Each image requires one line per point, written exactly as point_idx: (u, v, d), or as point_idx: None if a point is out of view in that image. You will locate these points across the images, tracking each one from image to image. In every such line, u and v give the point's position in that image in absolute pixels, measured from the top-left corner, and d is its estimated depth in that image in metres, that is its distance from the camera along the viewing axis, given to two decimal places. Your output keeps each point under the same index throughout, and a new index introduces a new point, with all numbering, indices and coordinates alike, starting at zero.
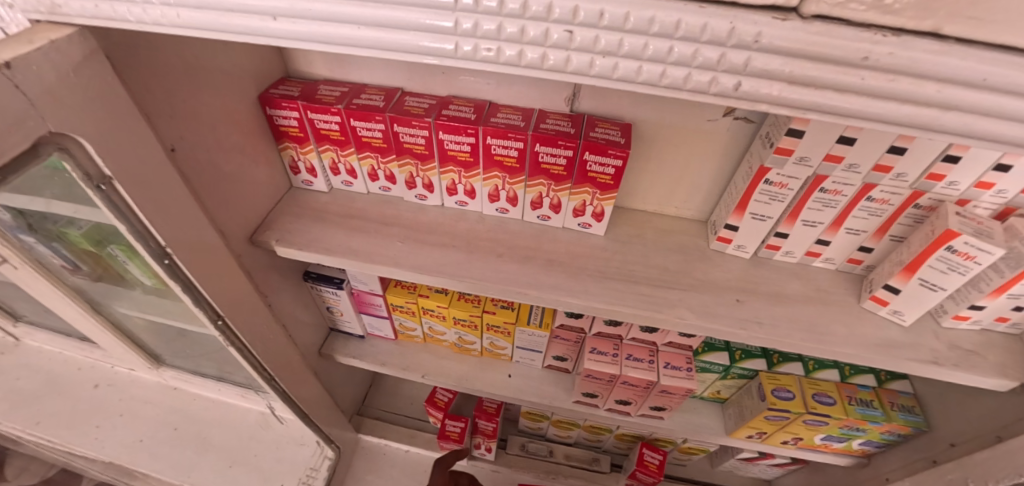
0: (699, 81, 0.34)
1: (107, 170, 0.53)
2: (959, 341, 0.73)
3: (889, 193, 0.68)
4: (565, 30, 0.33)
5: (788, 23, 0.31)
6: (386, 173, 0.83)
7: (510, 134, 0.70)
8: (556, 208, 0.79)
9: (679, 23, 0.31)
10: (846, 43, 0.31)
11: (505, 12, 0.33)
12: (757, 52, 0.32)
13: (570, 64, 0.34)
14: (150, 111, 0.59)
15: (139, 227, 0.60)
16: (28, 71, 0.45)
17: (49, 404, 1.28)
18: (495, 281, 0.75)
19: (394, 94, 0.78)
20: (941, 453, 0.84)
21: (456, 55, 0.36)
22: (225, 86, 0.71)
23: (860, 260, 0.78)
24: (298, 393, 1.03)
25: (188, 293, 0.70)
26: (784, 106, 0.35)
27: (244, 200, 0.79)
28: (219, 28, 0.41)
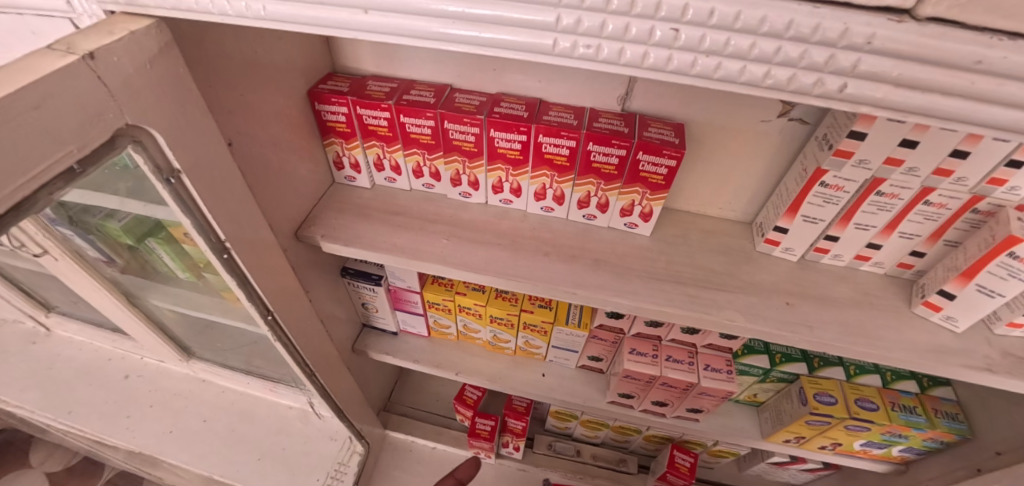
0: (803, 82, 0.34)
1: (176, 162, 0.53)
2: (1013, 349, 0.72)
3: (948, 198, 0.66)
4: (671, 29, 0.33)
5: (903, 25, 0.31)
6: (432, 170, 0.83)
7: (563, 132, 0.69)
8: (603, 208, 0.79)
9: (791, 23, 0.31)
10: (961, 46, 0.31)
11: (610, 10, 0.32)
12: (868, 54, 0.32)
13: (671, 63, 0.34)
14: (214, 105, 0.59)
15: (201, 222, 0.60)
16: (110, 62, 0.43)
17: (80, 393, 1.29)
18: (542, 279, 0.75)
19: (444, 91, 0.78)
20: (986, 462, 0.83)
21: (553, 52, 0.36)
22: (279, 81, 0.71)
23: (910, 265, 0.77)
24: (334, 388, 1.04)
25: (241, 288, 0.70)
26: (888, 109, 0.34)
27: (292, 195, 0.79)
28: (305, 20, 0.41)
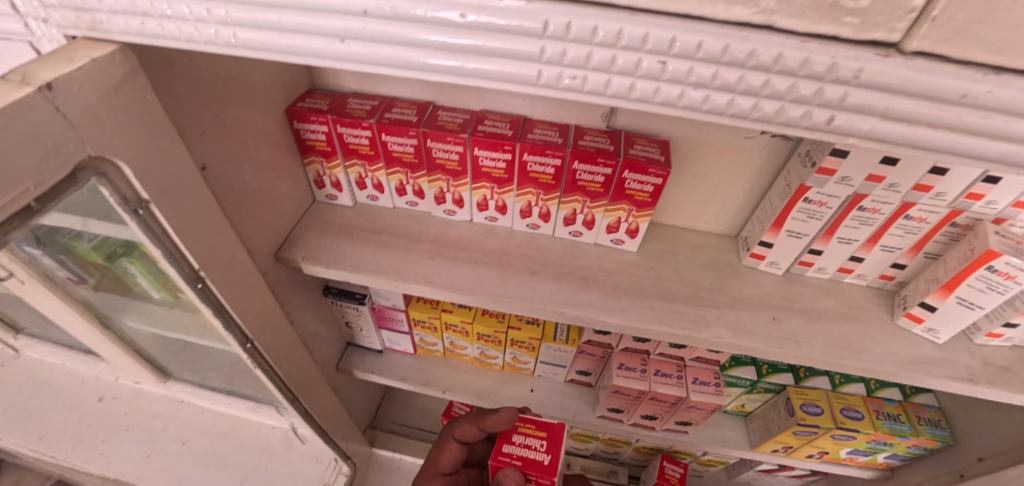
0: (791, 115, 0.33)
1: (145, 193, 0.50)
2: (992, 358, 0.74)
3: (927, 212, 0.67)
4: (658, 61, 0.32)
5: (890, 59, 0.30)
6: (415, 188, 0.81)
7: (548, 151, 0.69)
8: (589, 224, 0.78)
9: (779, 57, 0.31)
10: (946, 81, 0.31)
11: (596, 41, 0.32)
12: (856, 87, 0.32)
13: (658, 95, 0.33)
14: (185, 129, 0.57)
15: (173, 251, 0.57)
16: (71, 93, 0.40)
17: (52, 419, 1.24)
18: (529, 299, 0.74)
19: (426, 108, 0.76)
20: (970, 468, 0.85)
21: (537, 82, 0.35)
22: (255, 100, 0.69)
23: (891, 276, 0.78)
24: (318, 410, 1.02)
25: (217, 316, 0.68)
26: (874, 140, 0.34)
27: (270, 216, 0.77)
28: (278, 48, 0.39)
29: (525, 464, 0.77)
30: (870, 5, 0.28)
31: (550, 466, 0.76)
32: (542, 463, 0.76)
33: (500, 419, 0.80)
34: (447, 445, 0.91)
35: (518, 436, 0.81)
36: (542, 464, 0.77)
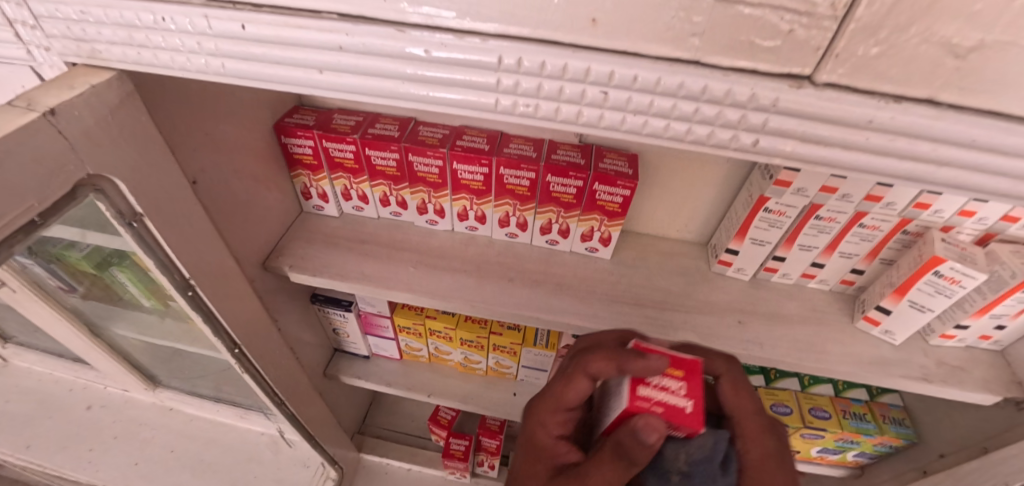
0: (720, 138, 0.37)
1: (139, 206, 0.53)
2: (946, 358, 0.78)
3: (880, 221, 0.72)
4: (601, 91, 0.36)
5: (802, 90, 0.34)
6: (398, 199, 0.85)
7: (523, 165, 0.72)
8: (565, 233, 0.82)
9: (705, 88, 0.35)
10: (853, 109, 0.35)
11: (545, 73, 0.36)
12: (774, 114, 0.36)
13: (603, 120, 0.38)
14: (177, 146, 0.60)
15: (164, 259, 0.60)
16: (71, 117, 0.43)
17: (41, 427, 1.26)
18: (507, 305, 0.77)
19: (408, 124, 0.80)
20: (931, 464, 0.89)
21: (495, 109, 0.39)
22: (244, 116, 0.72)
23: (851, 281, 0.83)
24: (306, 415, 1.04)
25: (207, 322, 0.71)
26: (797, 160, 0.39)
27: (258, 226, 0.80)
28: (261, 77, 0.43)
29: (669, 414, 0.50)
30: (781, 44, 0.33)
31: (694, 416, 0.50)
32: (685, 412, 0.50)
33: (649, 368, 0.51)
34: (569, 379, 0.56)
35: (655, 376, 0.52)
36: (684, 412, 0.50)
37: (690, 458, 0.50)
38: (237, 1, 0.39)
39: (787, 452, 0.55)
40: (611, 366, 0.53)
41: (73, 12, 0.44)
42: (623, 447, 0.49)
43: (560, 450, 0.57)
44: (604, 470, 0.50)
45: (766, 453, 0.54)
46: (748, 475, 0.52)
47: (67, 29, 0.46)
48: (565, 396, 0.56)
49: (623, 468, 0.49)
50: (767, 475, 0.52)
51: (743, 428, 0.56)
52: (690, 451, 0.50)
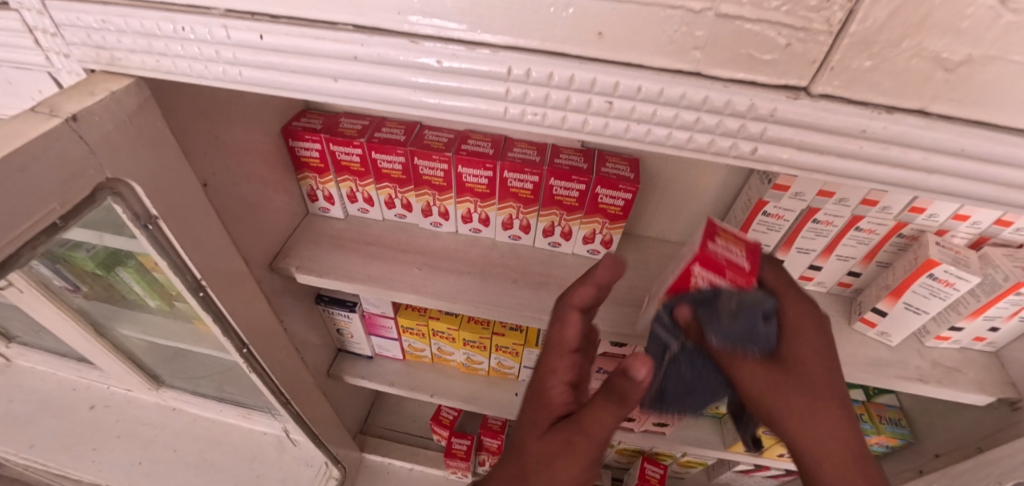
0: (721, 146, 0.39)
1: (154, 209, 0.54)
2: (941, 359, 0.80)
3: (876, 224, 0.73)
4: (606, 101, 0.37)
5: (799, 101, 0.36)
6: (404, 202, 0.86)
7: (526, 169, 0.74)
8: (567, 236, 0.83)
9: (706, 99, 0.36)
10: (847, 120, 0.36)
11: (553, 84, 0.37)
12: (772, 123, 0.37)
13: (608, 128, 0.39)
14: (189, 149, 0.61)
15: (177, 261, 0.62)
16: (92, 123, 0.45)
17: (45, 426, 1.27)
18: (510, 306, 0.79)
19: (414, 128, 0.81)
20: (927, 464, 0.91)
21: (505, 117, 0.40)
22: (253, 120, 0.73)
23: (848, 284, 0.84)
24: (310, 415, 1.05)
25: (216, 322, 0.72)
26: (794, 168, 0.40)
27: (265, 228, 0.81)
28: (275, 85, 0.44)
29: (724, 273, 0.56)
30: (779, 58, 0.34)
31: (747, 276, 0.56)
32: (739, 272, 0.56)
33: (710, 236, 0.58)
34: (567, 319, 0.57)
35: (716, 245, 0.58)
36: (736, 271, 0.56)
37: (741, 300, 0.52)
38: (255, 11, 0.40)
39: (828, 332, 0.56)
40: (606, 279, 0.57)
41: (95, 21, 0.46)
42: (613, 386, 0.51)
43: (562, 398, 0.56)
44: (598, 411, 0.51)
45: (808, 317, 0.56)
46: (788, 332, 0.55)
47: (88, 37, 0.47)
48: (563, 335, 0.57)
49: (614, 400, 0.51)
50: (806, 335, 0.55)
51: (787, 298, 0.57)
52: (741, 295, 0.53)
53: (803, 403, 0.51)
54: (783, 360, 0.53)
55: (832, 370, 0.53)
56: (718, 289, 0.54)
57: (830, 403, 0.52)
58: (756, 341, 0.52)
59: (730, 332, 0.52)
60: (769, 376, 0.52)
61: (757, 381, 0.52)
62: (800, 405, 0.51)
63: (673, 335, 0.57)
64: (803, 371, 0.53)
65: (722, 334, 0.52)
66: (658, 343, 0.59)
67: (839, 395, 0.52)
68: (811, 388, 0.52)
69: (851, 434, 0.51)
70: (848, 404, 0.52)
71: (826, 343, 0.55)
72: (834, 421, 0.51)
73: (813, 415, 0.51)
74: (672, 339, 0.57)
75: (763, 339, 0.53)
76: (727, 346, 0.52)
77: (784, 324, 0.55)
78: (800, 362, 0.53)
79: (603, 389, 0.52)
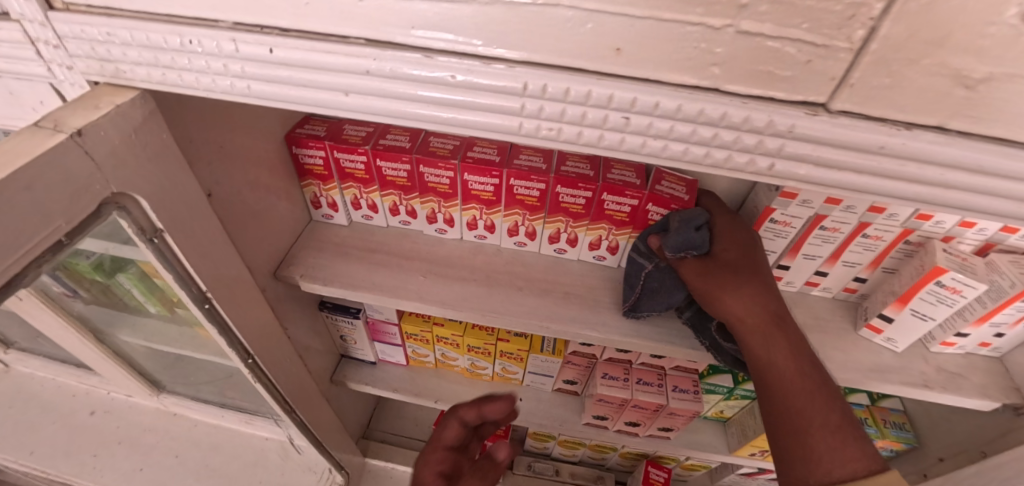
0: (738, 161, 0.39)
1: (160, 222, 0.54)
2: (946, 364, 0.80)
3: (883, 231, 0.73)
4: (622, 116, 0.37)
5: (818, 117, 0.35)
6: (408, 209, 0.86)
7: (533, 176, 0.73)
8: (572, 243, 0.83)
9: (725, 115, 0.36)
10: (867, 136, 0.36)
11: (569, 100, 0.37)
12: (791, 139, 0.37)
13: (624, 144, 0.39)
14: (194, 160, 0.61)
15: (183, 273, 0.61)
16: (97, 136, 0.44)
17: (45, 433, 1.26)
18: (516, 314, 0.78)
19: (419, 135, 0.81)
20: (931, 468, 0.91)
21: (519, 132, 0.40)
22: (256, 129, 0.72)
23: (854, 289, 0.84)
24: (314, 422, 1.05)
25: (221, 333, 0.71)
26: (810, 183, 0.40)
27: (269, 237, 0.80)
28: (284, 98, 0.44)
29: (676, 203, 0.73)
30: (798, 74, 0.34)
31: (689, 201, 0.73)
32: (684, 199, 0.73)
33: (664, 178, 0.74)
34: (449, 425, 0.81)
35: (667, 184, 0.74)
36: (682, 199, 0.73)
37: (682, 217, 0.69)
38: (264, 25, 0.40)
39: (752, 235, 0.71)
40: (495, 410, 0.80)
41: (100, 34, 0.45)
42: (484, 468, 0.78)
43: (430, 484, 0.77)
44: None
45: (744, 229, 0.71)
46: (723, 239, 0.70)
47: (92, 49, 0.47)
48: (444, 435, 0.81)
49: (480, 479, 0.77)
50: (739, 241, 0.70)
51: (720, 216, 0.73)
52: (682, 214, 0.70)
53: (733, 278, 0.66)
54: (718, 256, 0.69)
55: (759, 262, 0.68)
56: (668, 216, 0.71)
57: (751, 282, 0.66)
58: (695, 245, 0.68)
59: (677, 241, 0.68)
60: (703, 270, 0.68)
61: (698, 274, 0.68)
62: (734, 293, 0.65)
63: (643, 257, 0.75)
64: (732, 261, 0.68)
65: (672, 243, 0.68)
66: (636, 267, 0.76)
67: (762, 278, 0.67)
68: (740, 268, 0.67)
69: (772, 305, 0.65)
70: (770, 285, 0.67)
71: (756, 247, 0.70)
72: (758, 293, 0.65)
73: (742, 289, 0.65)
74: (645, 260, 0.74)
75: (703, 243, 0.69)
76: (677, 253, 0.69)
77: (721, 234, 0.71)
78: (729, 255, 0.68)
79: (473, 474, 0.78)
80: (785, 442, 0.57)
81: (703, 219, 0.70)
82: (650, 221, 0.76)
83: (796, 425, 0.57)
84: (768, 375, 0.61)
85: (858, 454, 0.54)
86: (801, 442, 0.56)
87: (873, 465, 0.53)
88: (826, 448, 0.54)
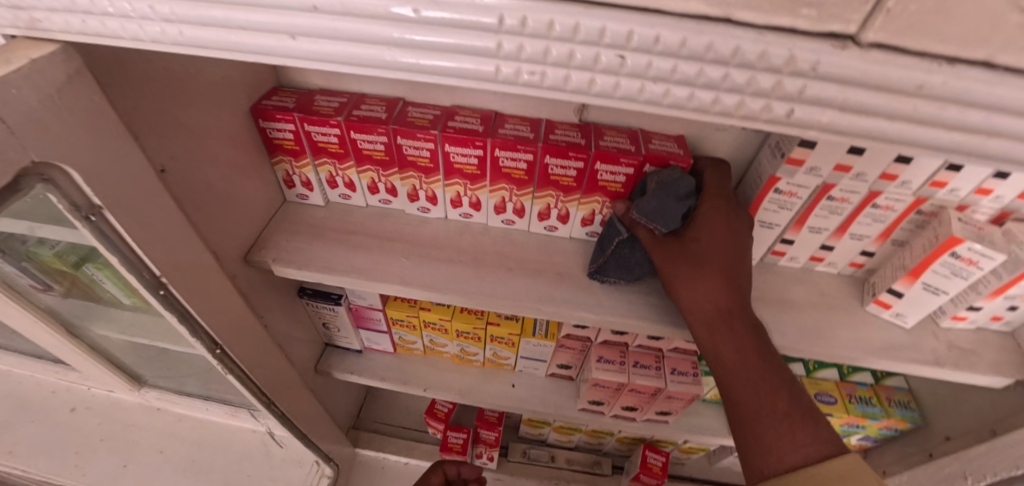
0: (751, 108, 0.33)
1: (96, 198, 0.48)
2: (957, 340, 0.76)
3: (893, 200, 0.68)
4: (616, 55, 0.32)
5: (847, 52, 0.30)
6: (388, 186, 0.80)
7: (519, 146, 0.68)
8: (564, 219, 0.78)
9: (737, 50, 0.31)
10: (902, 74, 0.31)
11: (553, 35, 0.31)
12: (813, 80, 0.32)
13: (619, 89, 0.33)
14: (139, 130, 0.55)
15: (132, 257, 0.56)
16: (7, 95, 0.39)
17: (23, 431, 1.21)
18: (505, 296, 0.73)
19: (396, 105, 0.75)
20: (937, 447, 0.88)
21: (496, 78, 0.34)
22: (215, 99, 0.67)
23: (861, 264, 0.80)
24: (297, 414, 1.00)
25: (184, 323, 0.66)
26: (833, 133, 0.35)
27: (238, 219, 0.75)
28: (227, 45, 0.38)
29: (671, 156, 0.68)
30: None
31: (685, 155, 0.69)
32: (679, 152, 0.68)
33: (658, 143, 0.71)
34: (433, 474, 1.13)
35: (659, 144, 0.70)
36: (677, 153, 0.68)
37: (661, 181, 0.65)
38: None
39: (737, 219, 0.65)
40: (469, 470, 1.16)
41: None
42: None
43: None
44: None
45: (719, 208, 0.65)
46: (701, 220, 0.65)
47: None
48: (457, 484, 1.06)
49: None
50: (714, 223, 0.65)
51: (707, 197, 0.67)
52: (662, 177, 0.65)
53: (692, 275, 0.63)
54: (688, 241, 0.65)
55: (727, 249, 0.63)
56: (646, 177, 0.68)
57: (717, 274, 0.62)
58: (671, 213, 0.64)
59: (650, 206, 0.64)
60: (673, 255, 0.65)
61: (669, 257, 0.65)
62: (695, 286, 0.62)
63: (622, 222, 0.71)
64: (702, 250, 0.63)
65: (645, 207, 0.65)
66: (611, 232, 0.72)
67: (729, 270, 0.62)
68: (699, 262, 0.63)
69: (731, 301, 0.61)
70: (735, 276, 0.62)
71: (734, 232, 0.64)
72: (717, 288, 0.61)
73: (700, 287, 0.62)
74: (619, 226, 0.71)
75: (677, 216, 0.65)
76: (647, 221, 0.65)
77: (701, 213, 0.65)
78: (702, 241, 0.64)
79: None
80: (738, 429, 0.59)
81: (687, 188, 0.65)
82: None
83: (747, 422, 0.57)
84: (725, 375, 0.61)
85: (806, 440, 0.53)
86: (755, 440, 0.56)
87: (824, 456, 0.52)
88: (775, 444, 0.54)
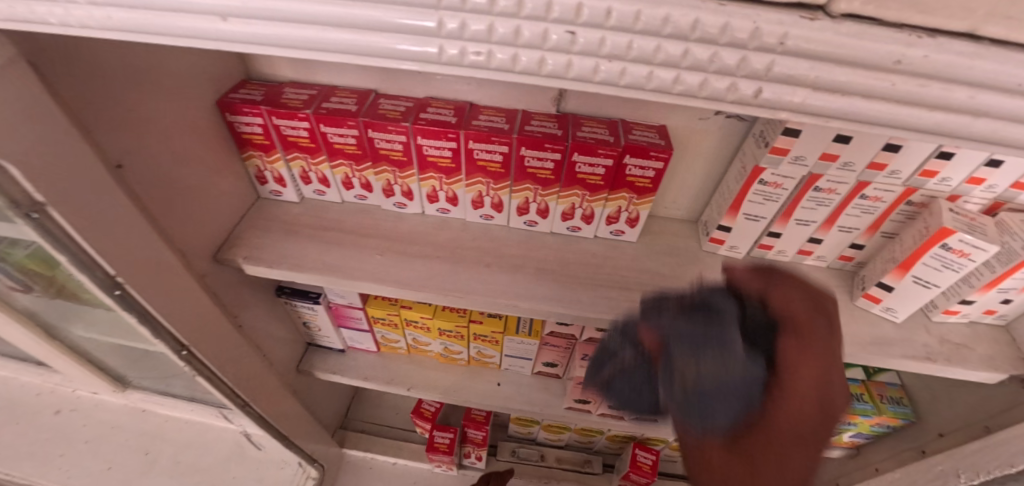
0: (716, 87, 0.31)
1: (37, 194, 0.46)
2: (948, 335, 0.74)
3: (882, 191, 0.66)
4: (567, 31, 0.29)
5: (817, 23, 0.28)
6: (362, 181, 0.77)
7: (493, 138, 0.65)
8: (544, 213, 0.75)
9: (697, 23, 0.28)
10: (878, 48, 0.28)
11: (496, 11, 0.29)
12: (782, 55, 0.29)
13: (571, 70, 0.31)
14: (89, 125, 0.53)
15: (82, 257, 0.53)
16: None
17: (5, 434, 1.19)
18: (481, 293, 0.71)
19: (367, 97, 0.72)
20: (930, 443, 0.86)
21: (441, 60, 0.32)
22: (180, 92, 0.64)
23: (851, 257, 0.78)
24: (276, 415, 0.98)
25: (144, 325, 0.63)
26: (805, 114, 0.32)
27: (207, 216, 0.72)
28: (156, 29, 0.35)
29: (651, 147, 0.65)
30: None
31: (667, 145, 0.66)
32: (660, 143, 0.66)
33: (639, 133, 0.68)
34: None
35: (639, 134, 0.68)
36: (659, 143, 0.66)
37: (701, 375, 0.41)
38: None
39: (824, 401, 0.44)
40: None
41: None
42: None
43: None
44: None
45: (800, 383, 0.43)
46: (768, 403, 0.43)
47: None
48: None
49: None
50: (790, 410, 0.43)
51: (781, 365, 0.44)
52: (703, 367, 0.41)
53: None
54: (749, 439, 0.43)
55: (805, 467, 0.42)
56: (674, 347, 0.43)
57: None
58: (715, 413, 0.42)
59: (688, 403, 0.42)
60: (733, 458, 0.43)
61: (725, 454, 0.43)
62: None
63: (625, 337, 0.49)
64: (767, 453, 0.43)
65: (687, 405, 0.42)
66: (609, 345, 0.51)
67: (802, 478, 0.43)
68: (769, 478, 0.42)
69: None
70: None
71: (815, 424, 0.43)
72: None
73: None
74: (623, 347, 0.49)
75: (726, 414, 0.42)
76: (681, 416, 0.43)
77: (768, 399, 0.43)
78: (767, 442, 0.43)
79: None
80: None
81: (746, 372, 0.42)
82: (628, 179, 0.68)
83: None
84: None
85: None
86: None
87: None
88: None
